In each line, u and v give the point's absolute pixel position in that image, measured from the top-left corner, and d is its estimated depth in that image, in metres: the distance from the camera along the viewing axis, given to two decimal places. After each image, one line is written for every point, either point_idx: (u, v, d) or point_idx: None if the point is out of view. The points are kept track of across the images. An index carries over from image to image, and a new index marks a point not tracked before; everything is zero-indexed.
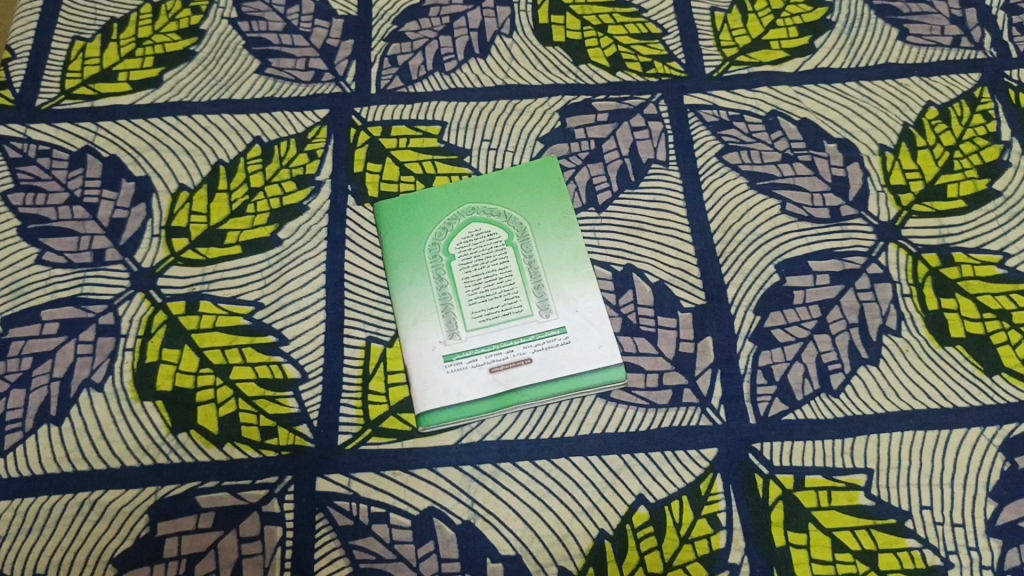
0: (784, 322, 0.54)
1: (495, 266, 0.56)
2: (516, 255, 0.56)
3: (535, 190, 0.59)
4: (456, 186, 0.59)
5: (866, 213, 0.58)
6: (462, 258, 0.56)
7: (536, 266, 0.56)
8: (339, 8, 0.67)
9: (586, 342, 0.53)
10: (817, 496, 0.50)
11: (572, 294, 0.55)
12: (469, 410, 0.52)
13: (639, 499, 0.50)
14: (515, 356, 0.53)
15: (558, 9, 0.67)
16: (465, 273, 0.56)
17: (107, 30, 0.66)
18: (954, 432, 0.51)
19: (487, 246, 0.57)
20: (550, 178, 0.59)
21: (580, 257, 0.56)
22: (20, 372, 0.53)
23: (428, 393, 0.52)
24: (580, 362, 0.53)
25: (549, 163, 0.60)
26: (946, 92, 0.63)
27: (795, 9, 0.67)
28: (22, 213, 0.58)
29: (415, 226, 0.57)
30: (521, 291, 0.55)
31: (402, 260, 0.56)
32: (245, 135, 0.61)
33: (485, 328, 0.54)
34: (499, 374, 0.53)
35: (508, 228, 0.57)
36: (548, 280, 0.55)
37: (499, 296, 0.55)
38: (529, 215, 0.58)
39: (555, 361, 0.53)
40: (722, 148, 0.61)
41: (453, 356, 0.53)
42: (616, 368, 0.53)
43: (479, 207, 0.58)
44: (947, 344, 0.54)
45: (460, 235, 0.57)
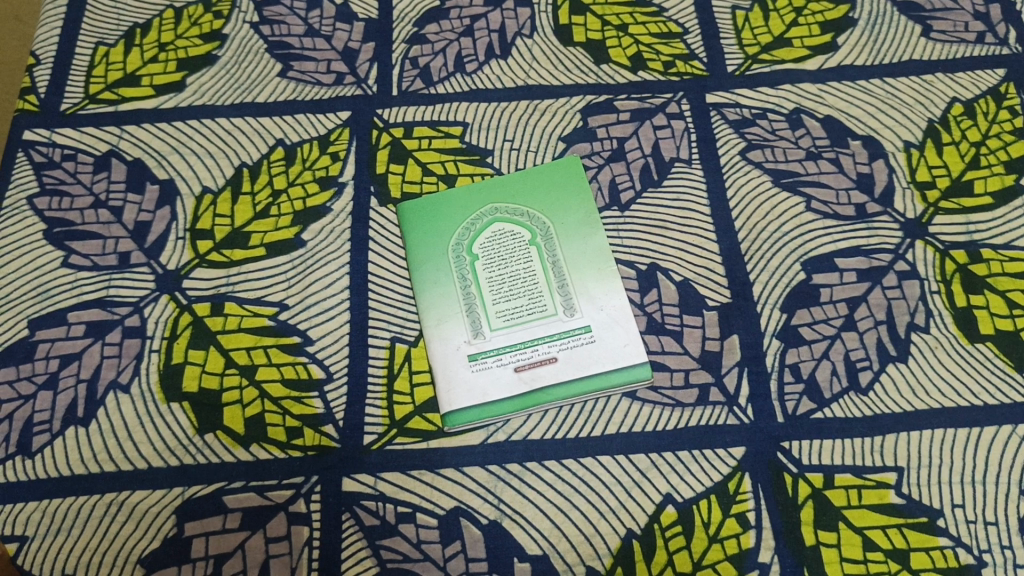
0: (811, 320, 0.54)
1: (519, 265, 0.56)
2: (540, 255, 0.56)
3: (559, 189, 0.59)
4: (479, 187, 0.59)
5: (892, 210, 0.58)
6: (485, 258, 0.56)
7: (560, 266, 0.56)
8: (359, 12, 0.67)
9: (611, 341, 0.53)
10: (847, 495, 0.49)
11: (597, 293, 0.55)
12: (494, 410, 0.52)
13: (667, 498, 0.49)
14: (541, 355, 0.53)
15: (578, 10, 0.67)
16: (489, 273, 0.56)
17: (130, 35, 0.66)
18: (985, 429, 0.51)
19: (511, 246, 0.56)
20: (573, 178, 0.59)
21: (604, 256, 0.56)
22: (47, 374, 0.53)
23: (453, 393, 0.52)
24: (606, 361, 0.52)
25: (572, 162, 0.60)
26: (972, 88, 0.63)
27: (817, 7, 0.67)
28: (48, 217, 0.58)
29: (439, 226, 0.57)
30: (546, 290, 0.55)
31: (426, 260, 0.56)
32: (268, 137, 0.61)
33: (509, 328, 0.54)
34: (525, 374, 0.53)
35: (532, 227, 0.57)
36: (573, 279, 0.55)
37: (523, 296, 0.55)
38: (552, 214, 0.57)
39: (580, 361, 0.53)
40: (745, 146, 0.61)
41: (478, 355, 0.53)
42: (642, 367, 0.52)
43: (502, 207, 0.58)
44: (976, 341, 0.53)
45: (484, 235, 0.57)
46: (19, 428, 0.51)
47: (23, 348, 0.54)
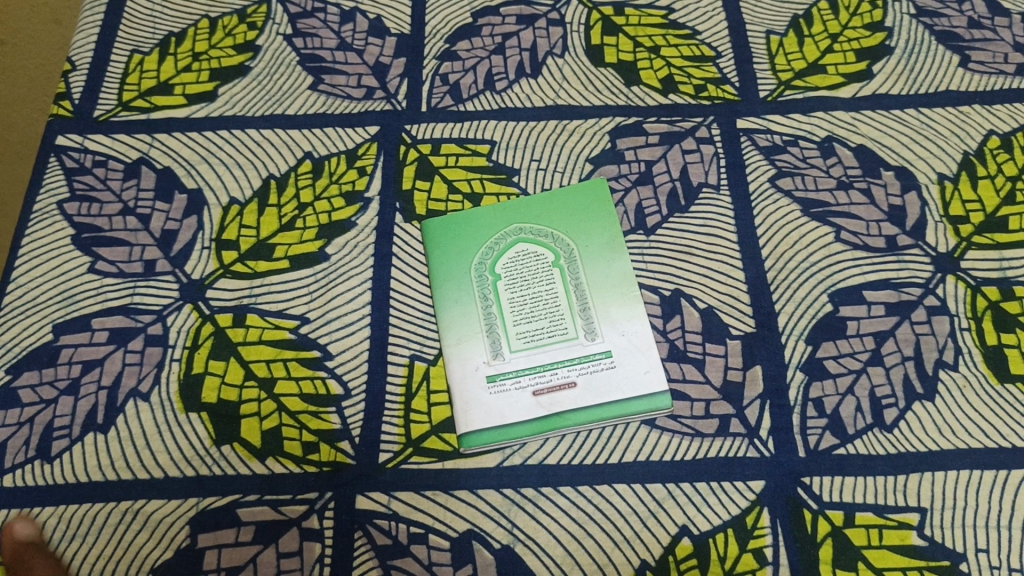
0: (836, 353, 0.53)
1: (540, 286, 0.55)
2: (563, 277, 0.55)
3: (583, 210, 0.58)
4: (504, 206, 0.59)
5: (923, 243, 0.57)
6: (507, 278, 0.56)
7: (582, 288, 0.55)
8: (393, 27, 0.67)
9: (632, 367, 0.52)
10: (867, 535, 0.48)
11: (619, 317, 0.54)
12: (511, 433, 0.51)
13: (683, 530, 0.49)
14: (560, 379, 0.53)
15: (611, 31, 0.67)
16: (511, 294, 0.55)
17: (165, 44, 0.67)
18: (1011, 473, 0.50)
19: (533, 267, 0.56)
20: (599, 200, 0.59)
21: (629, 281, 0.55)
22: (69, 380, 0.53)
23: (469, 415, 0.52)
24: (625, 387, 0.52)
25: (598, 184, 0.59)
26: (1010, 121, 0.62)
27: (853, 35, 0.66)
28: (77, 222, 0.59)
29: (462, 245, 0.57)
30: (567, 313, 0.54)
31: (448, 279, 0.56)
32: (296, 150, 0.62)
33: (529, 349, 0.53)
34: (543, 398, 0.52)
35: (555, 248, 0.57)
36: (595, 303, 0.55)
37: (544, 318, 0.54)
38: (576, 237, 0.57)
39: (599, 386, 0.52)
40: (775, 173, 0.60)
41: (497, 377, 0.53)
42: (663, 395, 0.52)
43: (526, 228, 0.58)
44: (1006, 381, 0.52)
45: (507, 255, 0.57)
46: (39, 432, 0.52)
47: (47, 352, 0.54)
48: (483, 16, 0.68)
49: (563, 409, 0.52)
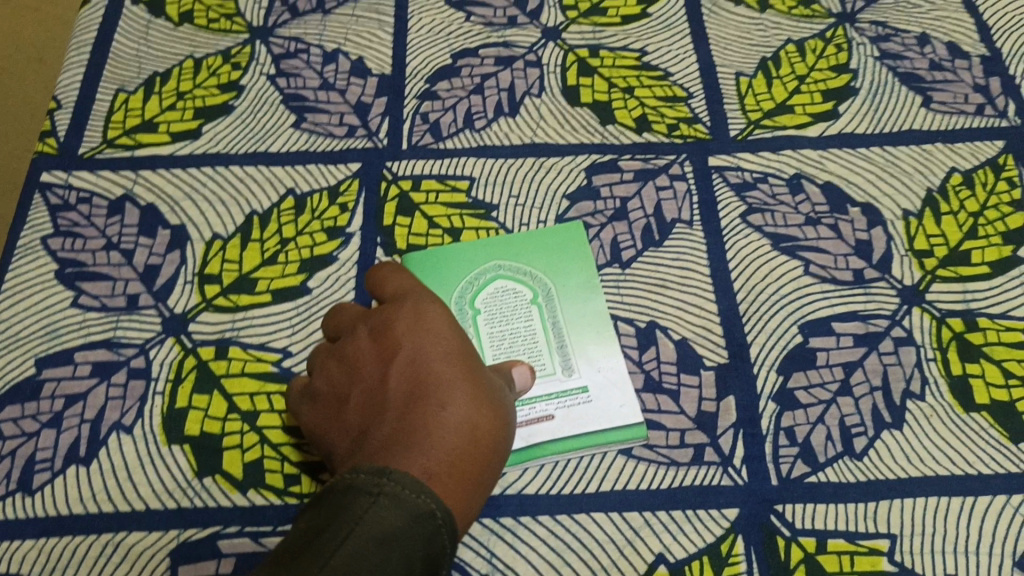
0: (807, 383, 0.55)
1: (519, 323, 0.56)
2: (541, 315, 0.57)
3: (560, 249, 0.59)
4: (484, 242, 0.60)
5: (889, 276, 0.59)
6: (487, 313, 0.57)
7: (559, 326, 0.56)
8: (374, 67, 0.69)
9: (609, 400, 0.54)
10: (839, 561, 0.49)
11: (595, 354, 0.55)
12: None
13: (659, 557, 0.49)
14: (538, 412, 0.53)
15: (586, 72, 0.69)
16: (489, 328, 0.56)
17: (150, 83, 0.68)
18: (979, 499, 0.51)
19: (512, 304, 0.57)
20: (576, 240, 0.60)
21: (606, 320, 0.57)
22: (52, 413, 0.54)
23: None
24: (602, 419, 0.53)
25: (574, 227, 0.60)
26: (971, 159, 0.64)
27: (819, 76, 0.68)
28: (60, 257, 0.59)
29: (443, 278, 0.58)
30: (545, 350, 0.56)
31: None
32: (279, 187, 0.63)
33: None
34: (522, 430, 0.53)
35: (534, 286, 0.58)
36: (572, 341, 0.56)
37: (522, 354, 0.55)
38: (554, 275, 0.58)
39: (576, 418, 0.53)
40: (745, 209, 0.62)
41: None
42: (638, 427, 0.53)
43: (505, 265, 0.59)
44: (971, 410, 0.54)
45: (487, 291, 0.58)
46: (21, 465, 0.52)
47: (29, 386, 0.55)
48: (462, 57, 0.70)
49: (542, 441, 0.52)
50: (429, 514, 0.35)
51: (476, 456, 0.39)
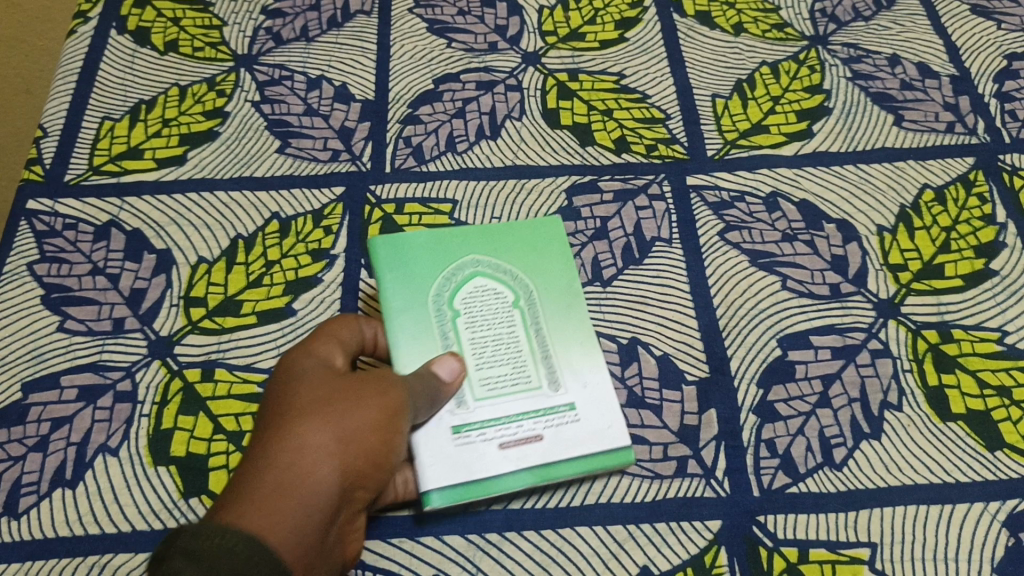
0: (787, 396, 0.55)
1: (501, 329, 0.55)
2: (523, 320, 0.56)
3: (539, 249, 0.58)
4: (461, 234, 0.58)
5: (865, 290, 0.60)
6: (467, 315, 0.55)
7: (543, 334, 0.56)
8: (357, 93, 0.70)
9: (603, 420, 0.53)
10: (821, 570, 0.50)
11: (587, 369, 0.55)
12: (479, 489, 0.51)
13: (644, 570, 0.50)
14: (528, 430, 0.53)
15: (566, 96, 0.70)
16: (470, 336, 0.55)
17: (136, 111, 0.69)
18: (957, 507, 0.52)
19: (493, 307, 0.56)
20: (556, 237, 0.59)
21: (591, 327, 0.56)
22: (38, 437, 0.54)
23: (434, 470, 0.50)
24: (595, 441, 0.53)
25: (552, 224, 0.60)
26: (943, 175, 0.65)
27: (793, 97, 0.70)
28: (46, 283, 0.60)
29: (419, 274, 0.56)
30: (531, 361, 0.55)
31: (404, 315, 0.55)
32: (264, 211, 0.64)
33: (494, 398, 0.53)
34: (510, 452, 0.52)
35: (516, 290, 0.57)
36: (556, 350, 0.55)
37: (507, 363, 0.54)
38: (536, 277, 0.57)
39: (568, 440, 0.52)
40: (723, 227, 0.63)
41: (462, 428, 0.52)
42: (627, 450, 0.52)
43: (483, 262, 0.57)
44: (948, 420, 0.55)
45: (465, 290, 0.56)
46: (7, 489, 0.52)
47: (15, 410, 0.55)
48: (444, 82, 0.71)
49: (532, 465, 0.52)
50: (223, 552, 0.33)
51: (306, 477, 0.38)
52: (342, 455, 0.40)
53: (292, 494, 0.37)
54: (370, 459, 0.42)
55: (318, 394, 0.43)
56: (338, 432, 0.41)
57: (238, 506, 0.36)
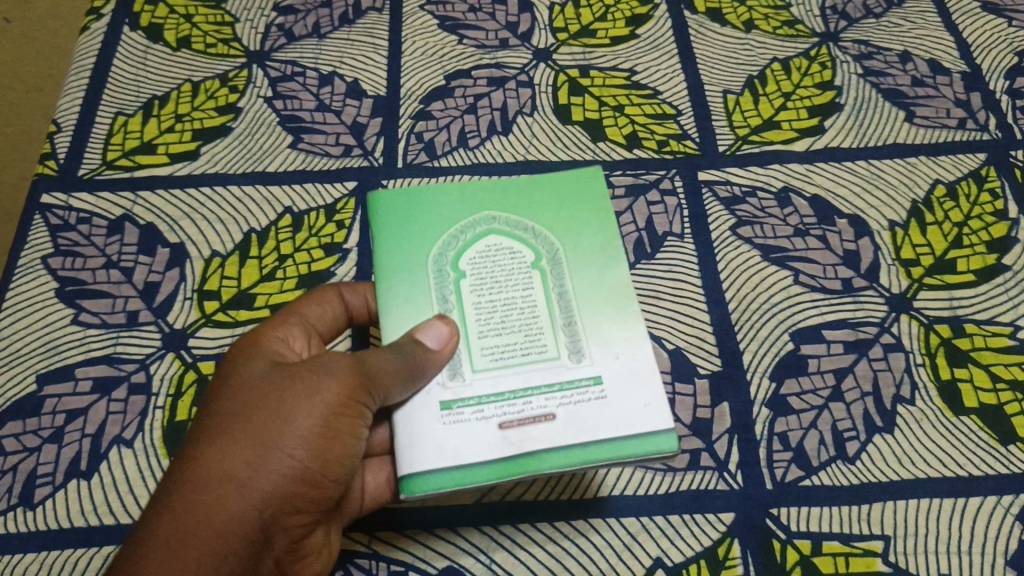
0: (799, 390, 0.55)
1: (515, 293, 0.51)
2: (543, 282, 0.52)
3: (568, 209, 0.55)
4: (479, 194, 0.56)
5: (877, 284, 0.60)
6: (474, 276, 0.52)
7: (566, 298, 0.51)
8: (369, 89, 0.70)
9: (624, 400, 0.48)
10: (834, 563, 0.50)
11: (612, 338, 0.50)
12: (469, 475, 0.47)
13: (657, 562, 0.50)
14: (534, 409, 0.48)
15: (577, 92, 0.70)
16: (477, 296, 0.51)
17: (149, 106, 0.69)
18: (971, 500, 0.52)
19: (508, 267, 0.52)
20: (589, 195, 0.56)
21: (623, 292, 0.52)
22: (53, 428, 0.54)
23: (420, 451, 0.47)
24: (613, 423, 0.48)
25: (592, 179, 0.56)
26: (954, 171, 0.65)
27: (805, 93, 0.70)
28: (61, 276, 0.60)
29: (422, 235, 0.54)
30: (547, 327, 0.51)
31: (399, 272, 0.53)
32: (277, 205, 0.64)
33: (497, 370, 0.49)
34: (510, 433, 0.47)
35: (538, 249, 0.53)
36: (579, 316, 0.51)
37: (518, 331, 0.50)
38: (560, 237, 0.54)
39: (582, 422, 0.48)
40: (735, 222, 0.63)
41: (455, 404, 0.48)
42: (667, 434, 0.47)
43: (500, 222, 0.54)
44: (961, 413, 0.55)
45: (477, 252, 0.53)
46: (22, 480, 0.53)
47: (30, 402, 0.55)
48: (455, 78, 0.71)
49: (535, 449, 0.47)
50: None
51: (212, 514, 0.41)
52: (243, 485, 0.42)
53: (185, 536, 0.40)
54: (289, 476, 0.43)
55: (242, 407, 0.44)
56: (251, 458, 0.42)
57: (137, 552, 0.40)
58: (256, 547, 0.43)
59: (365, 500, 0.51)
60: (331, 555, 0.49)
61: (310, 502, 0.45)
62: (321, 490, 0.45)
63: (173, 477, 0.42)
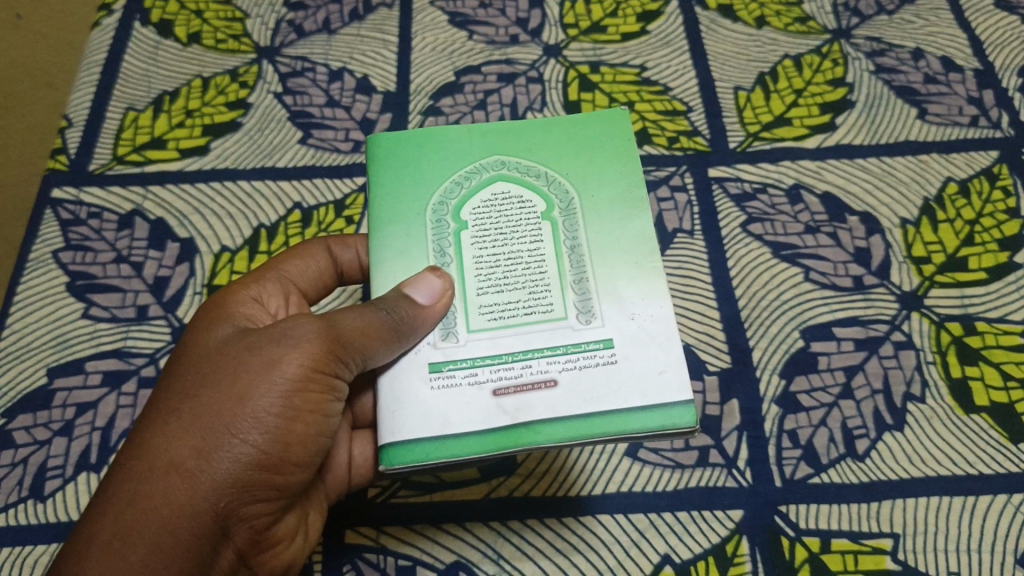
0: (809, 387, 0.55)
1: (521, 246, 0.47)
2: (554, 233, 0.47)
3: (589, 152, 0.51)
4: (488, 134, 0.51)
5: (888, 282, 0.59)
6: (476, 226, 0.48)
7: (579, 252, 0.47)
8: (379, 84, 0.70)
9: (636, 365, 0.44)
10: (843, 560, 0.50)
11: (628, 297, 0.46)
12: (457, 446, 0.42)
13: (665, 558, 0.50)
14: (535, 374, 0.44)
15: (587, 88, 0.70)
16: (480, 249, 0.47)
17: (160, 101, 0.69)
18: (980, 498, 0.51)
19: (515, 217, 0.48)
20: (614, 137, 0.51)
21: (644, 245, 0.47)
22: (63, 421, 0.55)
23: (404, 419, 0.43)
24: (623, 392, 0.43)
25: (619, 119, 0.52)
26: (966, 168, 0.65)
27: (816, 90, 0.69)
28: (72, 270, 0.61)
29: (422, 182, 0.50)
30: (555, 284, 0.46)
31: (393, 221, 0.48)
32: (286, 201, 0.64)
33: (495, 331, 0.45)
34: (505, 401, 0.43)
35: (550, 198, 0.49)
36: (593, 272, 0.46)
37: (522, 287, 0.46)
38: (577, 184, 0.49)
39: (587, 390, 0.43)
40: (745, 219, 0.63)
41: (445, 366, 0.44)
42: (683, 407, 0.42)
43: (511, 167, 0.50)
44: (972, 412, 0.54)
45: (482, 200, 0.49)
46: (33, 473, 0.54)
47: (41, 396, 0.56)
48: (465, 74, 0.71)
49: (533, 418, 0.42)
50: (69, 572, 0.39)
51: (155, 494, 0.40)
52: (190, 476, 0.40)
53: (129, 533, 0.39)
54: (243, 462, 0.41)
55: (195, 387, 0.42)
56: (198, 436, 0.40)
57: (88, 526, 0.40)
58: (213, 538, 0.41)
59: (353, 474, 0.50)
60: (305, 538, 0.47)
61: (273, 488, 0.42)
62: (285, 474, 0.42)
63: (122, 461, 0.41)
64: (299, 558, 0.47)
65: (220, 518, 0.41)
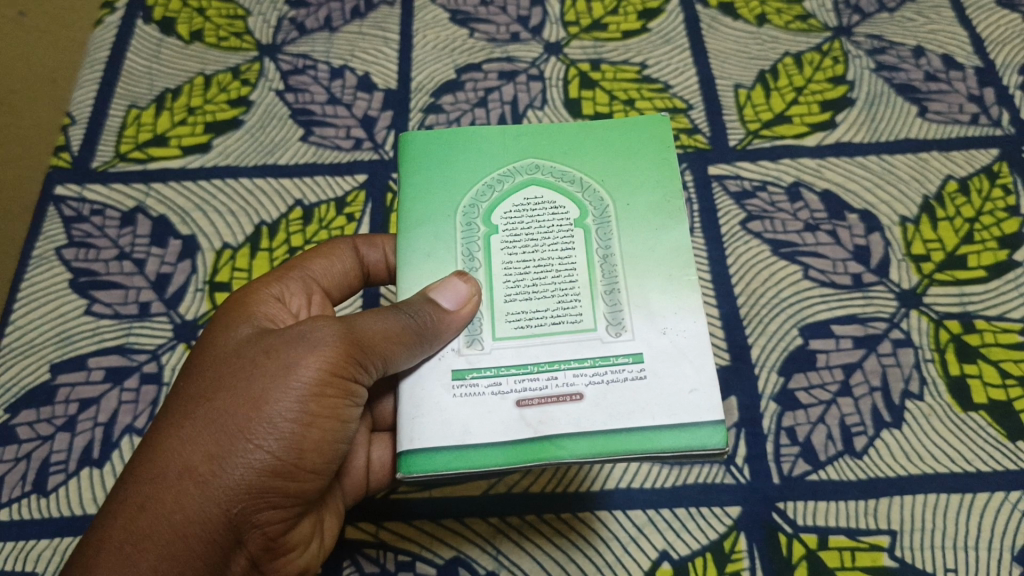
0: (807, 384, 0.55)
1: (551, 253, 0.46)
2: (586, 241, 0.46)
3: (628, 159, 0.49)
4: (521, 136, 0.51)
5: (888, 280, 0.60)
6: (507, 230, 0.47)
7: (611, 261, 0.46)
8: (380, 82, 0.71)
9: (665, 383, 0.42)
10: (840, 557, 0.50)
11: (661, 309, 0.44)
12: (477, 458, 0.41)
13: (663, 554, 0.51)
14: (561, 386, 0.42)
15: (588, 85, 0.70)
16: (509, 255, 0.46)
17: (162, 99, 0.70)
18: (978, 496, 0.52)
19: (547, 224, 0.47)
20: (654, 145, 0.50)
21: (679, 257, 0.45)
22: (66, 417, 0.56)
23: (425, 428, 0.42)
24: (652, 407, 0.42)
25: (659, 127, 0.50)
26: (966, 166, 0.65)
27: (817, 87, 0.69)
28: (74, 267, 0.61)
29: (452, 183, 0.49)
30: (584, 293, 0.45)
31: (420, 223, 0.48)
32: (288, 198, 0.64)
33: (520, 340, 0.44)
34: (528, 412, 0.42)
35: (583, 205, 0.48)
36: (625, 282, 0.45)
37: (551, 296, 0.45)
38: (613, 192, 0.48)
39: (614, 403, 0.42)
40: (745, 217, 0.63)
41: (468, 374, 0.43)
42: (711, 426, 0.41)
43: (545, 172, 0.49)
44: (970, 410, 0.55)
45: (513, 203, 0.48)
46: (36, 468, 0.54)
47: (44, 391, 0.57)
48: (466, 72, 0.71)
49: (556, 432, 0.41)
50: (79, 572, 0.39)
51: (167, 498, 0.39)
52: (204, 481, 0.40)
53: (142, 539, 0.39)
54: (257, 468, 0.40)
55: (211, 392, 0.41)
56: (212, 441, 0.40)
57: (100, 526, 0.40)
58: (224, 544, 0.41)
59: (371, 478, 0.50)
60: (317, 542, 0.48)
61: (287, 495, 0.42)
62: (298, 481, 0.42)
63: (136, 463, 0.41)
64: (312, 562, 0.47)
65: (232, 525, 0.41)
